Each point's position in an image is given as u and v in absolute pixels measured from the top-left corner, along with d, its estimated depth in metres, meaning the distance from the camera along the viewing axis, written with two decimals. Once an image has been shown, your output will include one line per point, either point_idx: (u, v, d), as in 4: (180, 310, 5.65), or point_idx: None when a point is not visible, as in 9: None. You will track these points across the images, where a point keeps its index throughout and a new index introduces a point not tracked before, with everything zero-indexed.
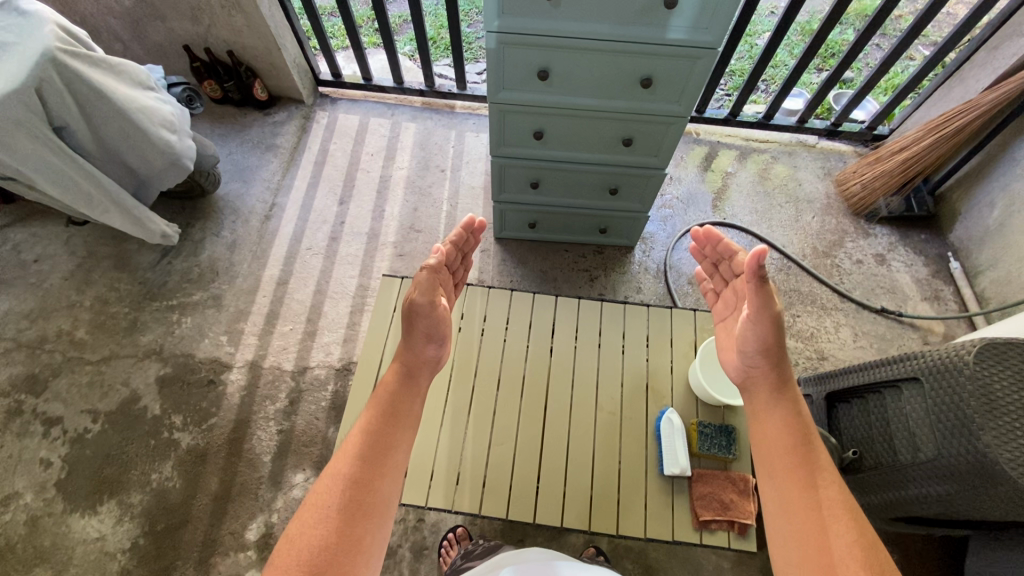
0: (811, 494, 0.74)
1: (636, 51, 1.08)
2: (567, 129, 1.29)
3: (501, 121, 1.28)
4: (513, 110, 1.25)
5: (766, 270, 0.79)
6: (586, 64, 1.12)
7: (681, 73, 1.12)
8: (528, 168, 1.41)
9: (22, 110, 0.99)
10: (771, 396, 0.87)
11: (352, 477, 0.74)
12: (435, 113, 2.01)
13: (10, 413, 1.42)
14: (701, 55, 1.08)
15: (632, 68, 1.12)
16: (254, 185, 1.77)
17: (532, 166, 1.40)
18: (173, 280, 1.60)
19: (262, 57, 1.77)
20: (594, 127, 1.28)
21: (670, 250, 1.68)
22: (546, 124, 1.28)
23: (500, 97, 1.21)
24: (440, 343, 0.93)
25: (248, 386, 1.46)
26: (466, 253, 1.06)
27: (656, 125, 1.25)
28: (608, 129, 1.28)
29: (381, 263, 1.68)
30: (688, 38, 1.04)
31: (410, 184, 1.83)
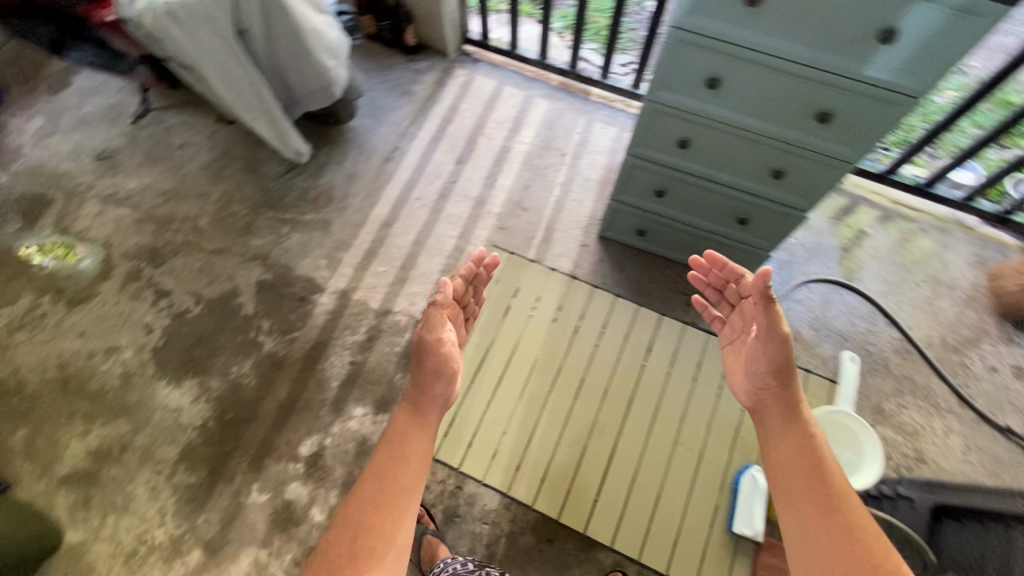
0: (830, 512, 0.79)
1: (824, 82, 0.99)
2: (716, 145, 1.22)
3: (648, 120, 1.23)
4: (666, 112, 1.19)
5: (771, 291, 0.85)
6: (763, 84, 1.04)
7: (866, 118, 1.02)
8: (659, 175, 1.35)
9: (215, 6, 1.07)
10: (783, 417, 0.92)
11: (371, 504, 0.81)
12: (569, 96, 1.97)
13: (130, 276, 1.56)
14: (898, 104, 0.97)
15: (812, 100, 1.03)
16: (383, 126, 1.82)
17: (664, 174, 1.34)
18: (292, 195, 1.68)
19: (422, 3, 1.80)
20: (745, 150, 1.19)
21: (780, 297, 1.57)
22: (694, 134, 1.21)
23: (658, 94, 1.15)
24: (449, 381, 0.95)
25: (334, 312, 1.52)
26: (477, 284, 1.13)
27: (818, 165, 1.14)
28: (759, 156, 1.19)
29: (482, 231, 1.68)
30: (891, 82, 0.94)
31: (528, 160, 1.81)
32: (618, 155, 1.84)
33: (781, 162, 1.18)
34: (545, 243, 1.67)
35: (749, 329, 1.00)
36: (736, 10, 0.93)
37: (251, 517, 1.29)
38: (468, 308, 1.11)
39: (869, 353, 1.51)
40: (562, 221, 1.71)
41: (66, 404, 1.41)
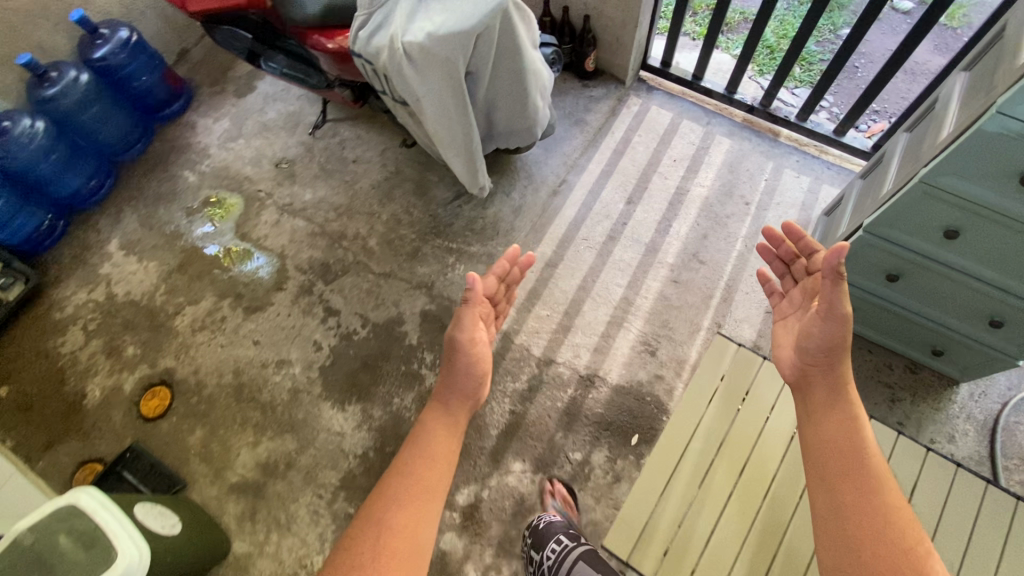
0: (866, 498, 0.76)
1: None
2: (1000, 245, 1.01)
3: (910, 204, 1.05)
4: (942, 199, 1.00)
5: (844, 267, 0.77)
6: None
7: None
8: (900, 259, 1.17)
9: (456, 49, 1.01)
10: (828, 396, 0.86)
11: (400, 489, 0.79)
12: (755, 135, 1.78)
13: (303, 290, 1.60)
14: None
15: None
16: (553, 156, 1.75)
17: (908, 259, 1.16)
18: (459, 224, 1.64)
19: (612, 29, 1.69)
20: None
21: (1010, 407, 1.34)
22: (970, 226, 1.01)
23: (939, 179, 0.97)
24: (478, 381, 0.94)
25: (496, 354, 1.47)
26: (510, 284, 1.11)
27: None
28: None
29: (653, 281, 1.56)
30: None
31: (707, 207, 1.66)
32: (811, 209, 1.64)
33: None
34: (724, 304, 1.52)
35: (809, 305, 0.95)
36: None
37: None
38: (499, 305, 1.11)
39: None
40: (744, 281, 1.55)
41: (239, 411, 1.46)
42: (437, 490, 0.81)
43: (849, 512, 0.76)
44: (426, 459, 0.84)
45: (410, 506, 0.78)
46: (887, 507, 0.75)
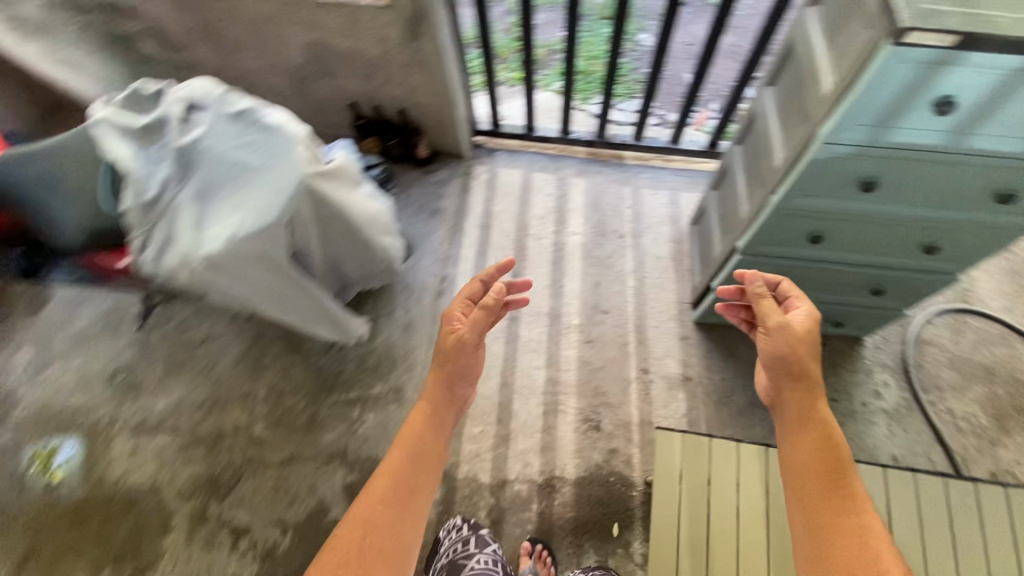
0: (843, 520, 0.69)
1: (1009, 168, 0.84)
2: (870, 229, 1.03)
3: (772, 225, 1.07)
4: (798, 214, 1.03)
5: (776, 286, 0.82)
6: (933, 177, 0.88)
7: None
8: (781, 266, 1.20)
9: (267, 244, 0.86)
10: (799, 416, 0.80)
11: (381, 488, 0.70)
12: (604, 166, 1.81)
13: (196, 520, 1.33)
14: None
15: (992, 183, 0.88)
16: (422, 257, 1.63)
17: (788, 265, 1.19)
18: (350, 369, 1.47)
19: (431, 114, 1.61)
20: (895, 235, 1.04)
21: (909, 344, 1.44)
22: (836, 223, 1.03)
23: (790, 202, 0.99)
24: (471, 382, 0.85)
25: (444, 501, 1.31)
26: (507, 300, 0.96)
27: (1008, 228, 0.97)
28: (910, 237, 1.04)
29: (569, 351, 1.50)
30: None
31: (589, 253, 1.64)
32: (680, 221, 1.68)
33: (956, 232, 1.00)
34: (642, 346, 1.49)
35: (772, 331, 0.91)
36: (919, 115, 0.76)
37: None
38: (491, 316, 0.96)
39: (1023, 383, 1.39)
40: (650, 315, 1.54)
41: None
42: (422, 497, 0.73)
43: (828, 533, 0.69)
44: (419, 457, 0.75)
45: (392, 513, 0.69)
46: (866, 528, 0.67)
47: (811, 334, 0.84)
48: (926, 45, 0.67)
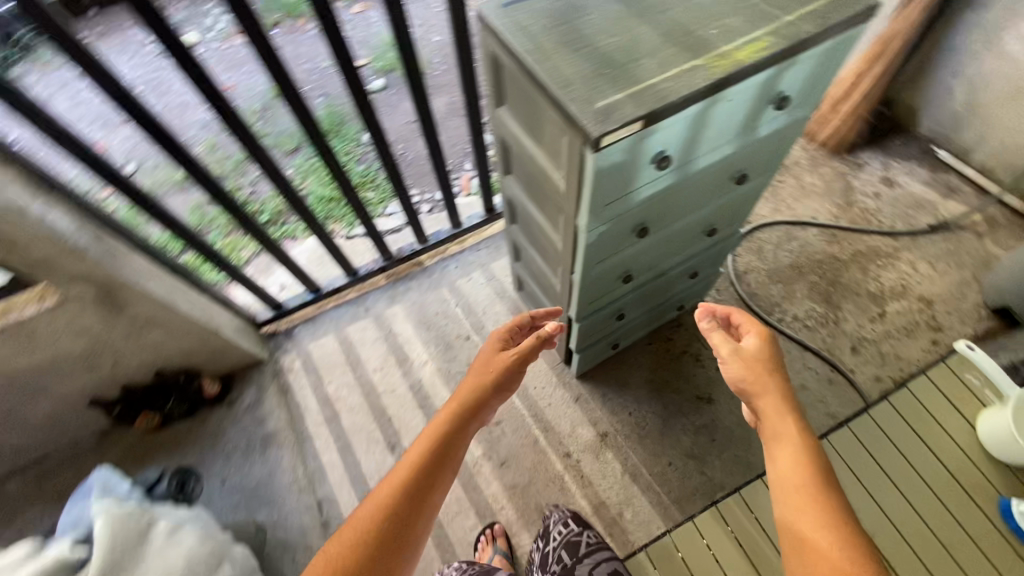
0: (823, 528, 0.62)
1: (731, 161, 0.91)
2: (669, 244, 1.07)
3: (589, 290, 1.07)
4: (604, 273, 1.03)
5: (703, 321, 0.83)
6: (684, 196, 0.93)
7: (775, 152, 0.96)
8: (615, 305, 1.22)
9: None
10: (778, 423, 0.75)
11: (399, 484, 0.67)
12: (411, 280, 1.70)
13: None
14: (795, 128, 0.92)
15: (727, 174, 0.95)
16: (283, 498, 1.36)
17: (620, 301, 1.21)
18: None
19: (195, 352, 1.34)
20: (684, 238, 1.10)
21: (737, 283, 1.58)
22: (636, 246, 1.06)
23: (591, 272, 0.98)
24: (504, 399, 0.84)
25: None
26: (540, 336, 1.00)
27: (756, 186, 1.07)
28: (695, 232, 1.10)
29: (490, 487, 1.36)
30: (789, 122, 0.88)
31: (447, 375, 1.52)
32: (506, 292, 1.65)
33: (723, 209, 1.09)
34: (550, 433, 1.41)
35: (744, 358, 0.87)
36: (646, 174, 0.78)
37: None
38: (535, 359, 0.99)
39: (820, 261, 1.61)
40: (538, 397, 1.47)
41: None
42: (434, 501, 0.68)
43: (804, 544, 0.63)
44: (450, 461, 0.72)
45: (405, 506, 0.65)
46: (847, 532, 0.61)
47: (769, 355, 0.80)
48: (618, 139, 0.67)
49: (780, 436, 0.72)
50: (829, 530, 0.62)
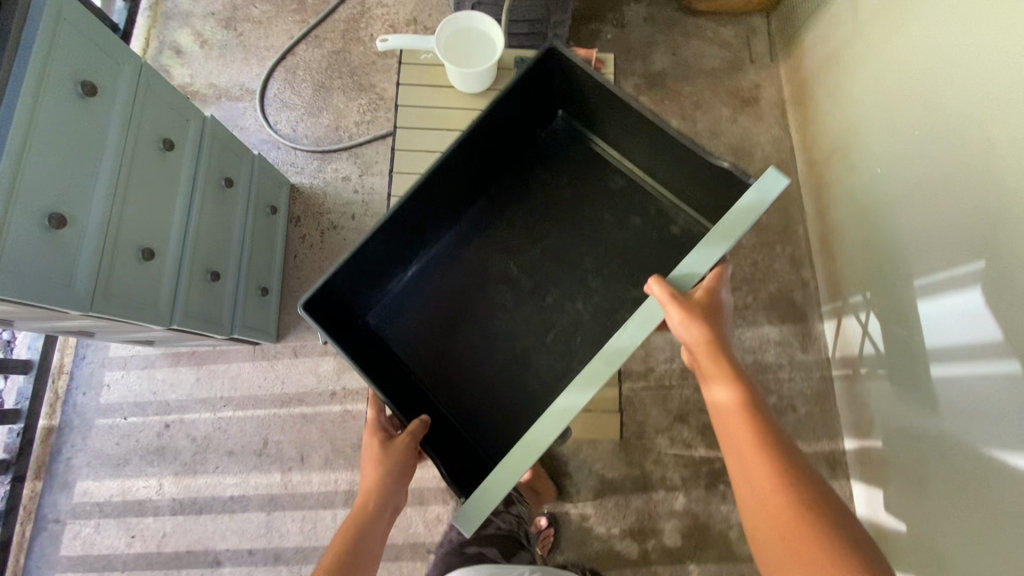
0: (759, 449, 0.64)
1: (55, 91, 0.78)
2: (468, 251, 1.00)
3: (143, 278, 0.95)
4: (113, 250, 0.89)
5: (664, 295, 0.67)
6: (56, 153, 0.79)
7: (96, 56, 0.85)
8: (192, 260, 1.07)
9: None
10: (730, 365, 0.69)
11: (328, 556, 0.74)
12: (59, 452, 1.35)
13: None
14: (65, 12, 0.80)
15: (70, 110, 0.81)
16: None
17: (191, 256, 1.07)
18: None
19: None
20: (161, 175, 0.99)
21: (300, 145, 1.51)
22: (451, 309, 0.97)
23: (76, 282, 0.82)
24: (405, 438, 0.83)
25: None
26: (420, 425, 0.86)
27: (479, 151, 0.92)
28: (159, 164, 0.99)
29: (312, 482, 1.30)
30: (46, 19, 0.77)
31: (187, 468, 1.32)
32: (151, 357, 1.39)
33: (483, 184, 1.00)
34: (306, 399, 1.35)
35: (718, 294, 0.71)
36: (27, 226, 0.75)
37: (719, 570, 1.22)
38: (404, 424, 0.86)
39: (328, 64, 1.58)
40: (268, 389, 1.36)
41: None
42: (366, 550, 0.76)
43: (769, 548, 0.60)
44: (368, 524, 0.77)
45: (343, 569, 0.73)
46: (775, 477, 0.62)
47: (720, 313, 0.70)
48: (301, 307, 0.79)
49: (710, 369, 0.69)
50: (793, 524, 0.59)
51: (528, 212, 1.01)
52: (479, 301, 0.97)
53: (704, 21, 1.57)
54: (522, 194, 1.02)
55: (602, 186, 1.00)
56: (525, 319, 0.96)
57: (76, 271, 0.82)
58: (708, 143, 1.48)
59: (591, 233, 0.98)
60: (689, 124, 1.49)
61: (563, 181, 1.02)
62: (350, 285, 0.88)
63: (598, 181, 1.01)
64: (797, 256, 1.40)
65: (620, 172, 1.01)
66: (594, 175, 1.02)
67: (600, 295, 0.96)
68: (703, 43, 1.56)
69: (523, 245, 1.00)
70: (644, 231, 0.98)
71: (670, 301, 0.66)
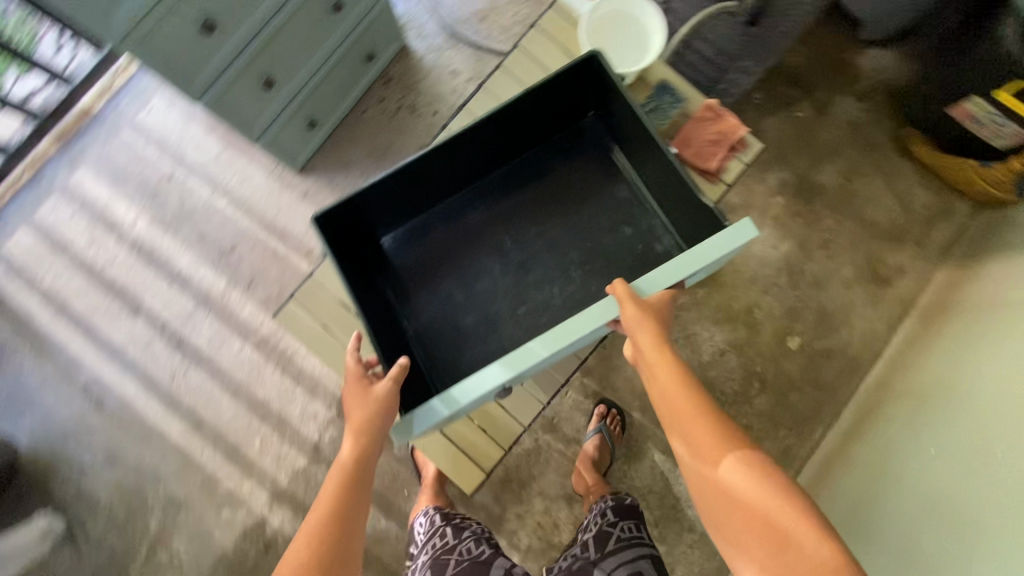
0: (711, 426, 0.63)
1: None
2: (444, 213, 0.96)
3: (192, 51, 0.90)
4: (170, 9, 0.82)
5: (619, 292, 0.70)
6: None
7: None
8: (253, 60, 1.01)
9: None
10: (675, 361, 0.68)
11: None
12: (82, 133, 1.41)
13: None
14: None
15: None
16: (43, 398, 1.32)
17: (253, 55, 1.00)
18: (115, 541, 1.25)
19: None
20: None
21: (438, 13, 1.39)
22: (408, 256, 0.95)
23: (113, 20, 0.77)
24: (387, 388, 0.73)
25: (298, 509, 1.25)
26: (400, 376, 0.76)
27: (498, 128, 0.86)
28: None
29: (244, 308, 1.32)
30: None
31: (162, 222, 1.36)
32: (195, 109, 1.40)
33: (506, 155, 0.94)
34: (287, 238, 1.34)
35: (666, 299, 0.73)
36: None
37: None
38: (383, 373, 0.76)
39: None
40: (264, 208, 1.35)
41: None
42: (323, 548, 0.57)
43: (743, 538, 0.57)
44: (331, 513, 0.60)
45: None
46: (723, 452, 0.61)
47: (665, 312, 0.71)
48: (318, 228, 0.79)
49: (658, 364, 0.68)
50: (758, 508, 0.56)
51: (534, 192, 0.96)
52: (464, 250, 0.95)
53: (905, 168, 1.30)
54: (521, 175, 0.96)
55: (603, 198, 0.94)
56: (474, 301, 0.92)
57: (114, 7, 0.76)
58: (802, 287, 1.28)
59: (583, 233, 0.93)
60: (800, 256, 1.29)
61: (574, 172, 0.96)
62: (359, 206, 0.84)
63: (605, 197, 0.95)
64: (792, 451, 1.23)
65: (630, 185, 0.94)
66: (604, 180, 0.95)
67: (562, 308, 0.90)
68: (884, 189, 1.30)
69: (521, 218, 0.95)
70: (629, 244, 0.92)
71: (628, 300, 0.68)
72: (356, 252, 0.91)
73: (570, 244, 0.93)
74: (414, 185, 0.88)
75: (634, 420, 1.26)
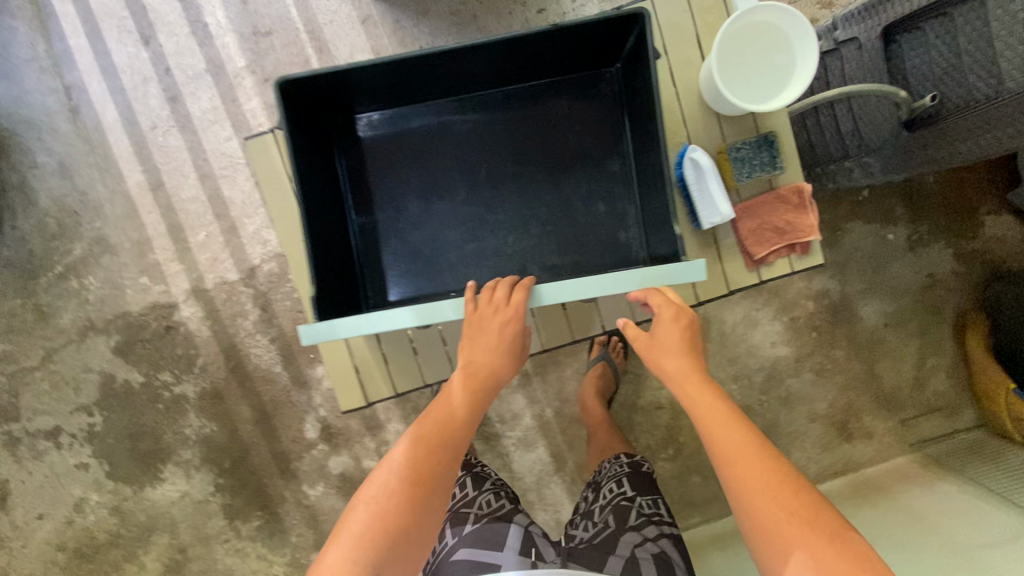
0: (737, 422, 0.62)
1: None
2: (442, 119, 0.77)
3: None
4: None
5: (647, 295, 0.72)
6: None
7: None
8: None
9: None
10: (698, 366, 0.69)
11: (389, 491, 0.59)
12: None
13: (8, 446, 1.30)
14: None
15: None
16: (23, 75, 1.24)
17: None
18: (36, 245, 1.25)
19: None
20: None
21: None
22: (395, 149, 0.78)
23: None
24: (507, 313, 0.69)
25: (209, 314, 1.25)
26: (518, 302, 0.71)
27: (508, 49, 0.67)
28: None
29: (249, 101, 1.22)
30: None
31: None
32: None
33: (510, 75, 0.73)
34: (325, 55, 1.21)
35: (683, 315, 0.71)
36: None
37: (327, 509, 1.29)
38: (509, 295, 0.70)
39: None
40: (317, 10, 1.20)
41: (106, 555, 1.32)
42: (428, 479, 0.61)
43: (770, 532, 0.54)
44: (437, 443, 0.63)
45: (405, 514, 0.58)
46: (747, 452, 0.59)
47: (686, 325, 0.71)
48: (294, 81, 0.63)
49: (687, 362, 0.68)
50: (778, 480, 0.57)
51: (529, 133, 0.77)
52: (440, 160, 0.77)
53: (946, 346, 1.18)
54: (530, 110, 0.77)
55: (596, 169, 0.77)
56: (437, 229, 0.78)
57: None
58: (770, 395, 1.21)
59: (559, 211, 0.77)
60: (789, 367, 1.20)
61: (575, 129, 0.76)
62: (352, 80, 0.68)
63: (593, 171, 0.77)
64: None
65: (624, 159, 0.76)
66: (602, 161, 0.77)
67: (510, 261, 0.78)
68: (911, 354, 1.19)
69: (505, 156, 0.77)
70: (600, 242, 0.77)
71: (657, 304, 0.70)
72: (323, 126, 0.73)
73: (539, 212, 0.77)
74: (404, 70, 0.69)
75: (543, 415, 1.24)
